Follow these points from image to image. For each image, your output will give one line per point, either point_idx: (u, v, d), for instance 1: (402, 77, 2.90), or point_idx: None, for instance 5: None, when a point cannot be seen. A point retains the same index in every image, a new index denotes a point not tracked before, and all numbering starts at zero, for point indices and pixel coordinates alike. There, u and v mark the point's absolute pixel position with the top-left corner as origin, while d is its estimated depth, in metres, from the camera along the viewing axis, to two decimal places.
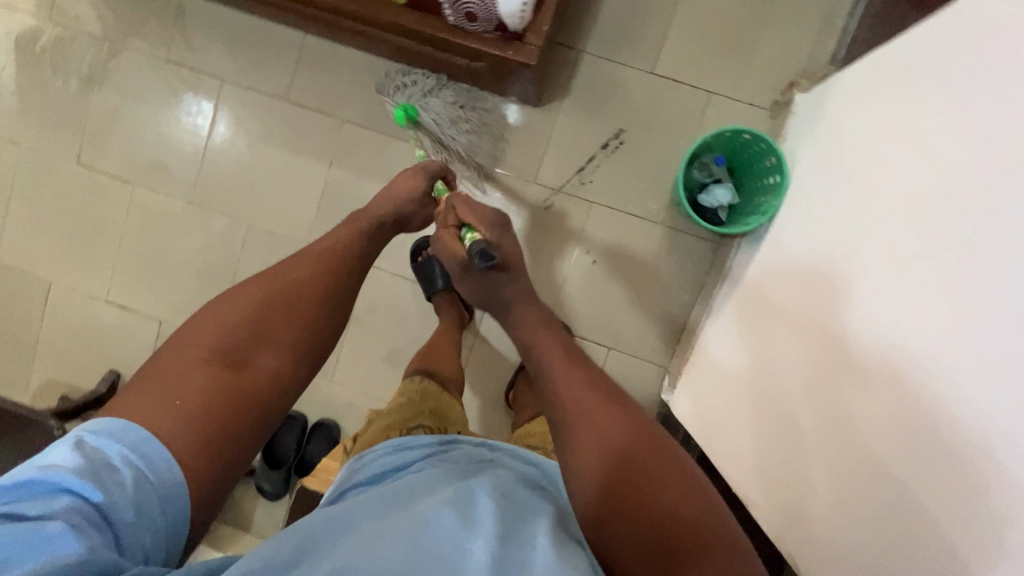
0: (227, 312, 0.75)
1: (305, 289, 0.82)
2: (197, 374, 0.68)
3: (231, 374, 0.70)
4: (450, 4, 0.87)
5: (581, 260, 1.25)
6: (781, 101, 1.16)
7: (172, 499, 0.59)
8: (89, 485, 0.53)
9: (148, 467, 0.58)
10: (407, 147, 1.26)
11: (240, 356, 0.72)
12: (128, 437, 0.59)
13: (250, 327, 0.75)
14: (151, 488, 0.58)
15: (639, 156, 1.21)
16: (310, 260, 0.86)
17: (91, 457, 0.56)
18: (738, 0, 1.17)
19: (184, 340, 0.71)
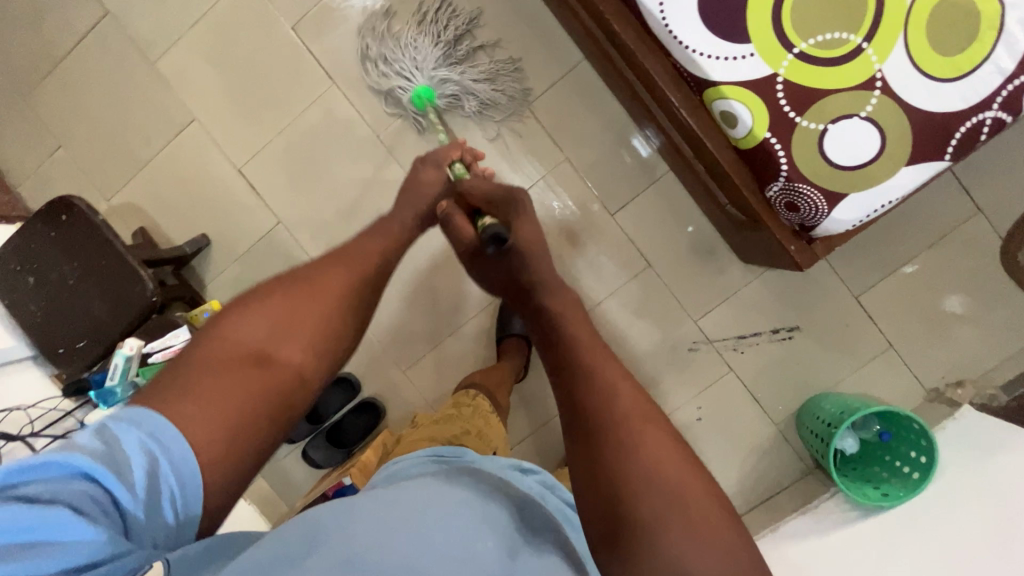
0: (261, 307, 0.63)
1: (344, 290, 0.69)
2: (230, 372, 0.55)
3: (259, 373, 0.57)
4: (781, 185, 0.83)
5: (689, 410, 1.23)
6: (942, 393, 1.17)
7: (187, 490, 0.49)
8: (102, 471, 0.45)
9: (171, 457, 0.48)
10: (605, 216, 1.20)
11: (272, 353, 0.59)
12: (141, 423, 0.49)
13: (279, 331, 0.61)
14: (171, 476, 0.48)
15: (797, 357, 1.20)
16: (348, 264, 0.74)
17: (103, 438, 0.47)
18: (967, 285, 1.16)
19: (214, 333, 0.59)
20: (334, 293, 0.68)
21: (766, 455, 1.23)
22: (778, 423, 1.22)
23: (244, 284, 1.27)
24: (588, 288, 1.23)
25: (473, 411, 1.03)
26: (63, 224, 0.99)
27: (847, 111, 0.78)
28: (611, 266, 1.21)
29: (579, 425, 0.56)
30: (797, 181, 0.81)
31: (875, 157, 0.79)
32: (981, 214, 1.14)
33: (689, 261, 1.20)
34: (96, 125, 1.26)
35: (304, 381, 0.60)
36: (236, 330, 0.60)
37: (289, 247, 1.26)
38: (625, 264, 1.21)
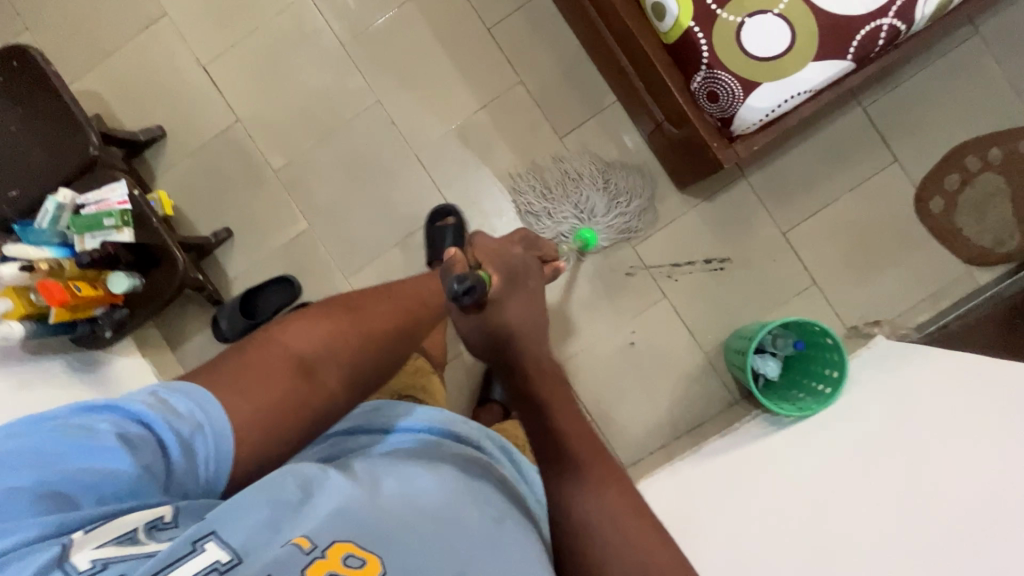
0: (319, 322, 0.65)
1: (398, 305, 0.73)
2: (277, 382, 0.59)
3: (300, 387, 0.60)
4: (704, 74, 0.90)
5: (623, 335, 1.27)
6: (860, 330, 1.22)
7: (218, 451, 0.53)
8: (149, 416, 0.51)
9: (209, 423, 0.53)
10: (555, 141, 1.26)
11: (317, 365, 0.62)
12: (191, 395, 0.54)
13: (333, 347, 0.64)
14: (204, 439, 0.53)
15: (727, 288, 1.25)
16: (393, 293, 0.74)
17: (157, 395, 0.53)
18: (885, 230, 1.24)
19: (273, 338, 0.63)
20: (380, 327, 0.69)
21: (694, 383, 1.26)
22: (707, 351, 1.26)
23: (195, 179, 1.28)
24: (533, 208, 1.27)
25: (408, 360, 1.07)
26: (12, 70, 1.00)
27: (762, 5, 0.86)
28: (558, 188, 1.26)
29: (558, 463, 0.60)
30: (717, 67, 0.88)
31: (787, 49, 0.86)
32: (898, 163, 1.24)
33: (630, 189, 1.25)
34: (67, 13, 1.28)
35: (331, 405, 0.62)
36: (293, 340, 0.63)
37: (245, 146, 1.28)
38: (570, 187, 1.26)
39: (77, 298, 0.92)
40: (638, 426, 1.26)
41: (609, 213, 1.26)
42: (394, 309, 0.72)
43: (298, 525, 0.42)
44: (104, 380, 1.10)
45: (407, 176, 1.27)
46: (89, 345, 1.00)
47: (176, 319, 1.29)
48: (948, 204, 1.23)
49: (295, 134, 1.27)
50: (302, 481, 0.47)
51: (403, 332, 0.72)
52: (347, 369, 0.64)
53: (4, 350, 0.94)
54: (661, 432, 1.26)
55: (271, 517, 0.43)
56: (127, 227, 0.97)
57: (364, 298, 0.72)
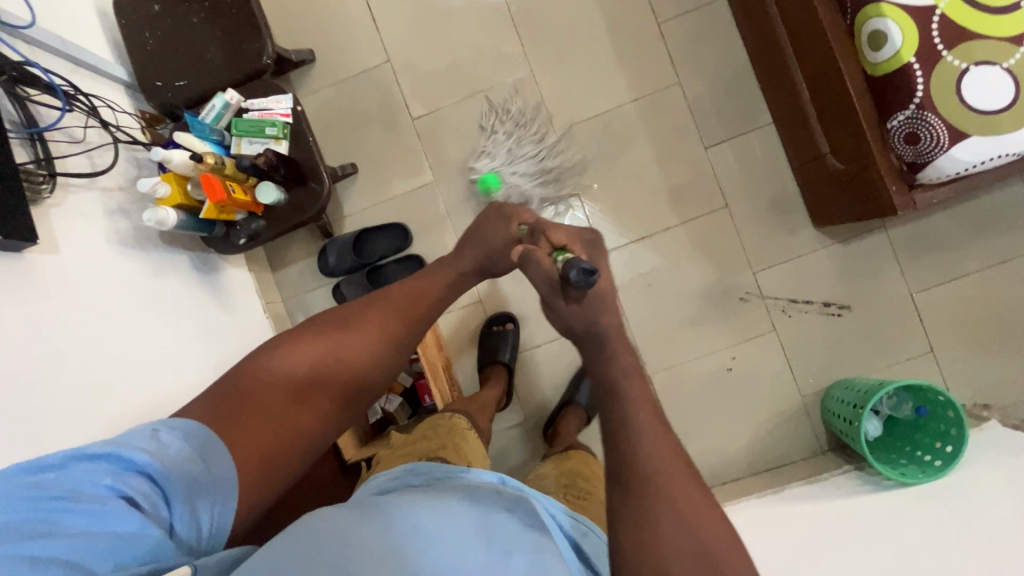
0: (309, 343, 0.67)
1: (380, 335, 0.72)
2: (277, 408, 0.62)
3: (298, 409, 0.64)
4: (908, 115, 0.86)
5: (722, 359, 1.23)
6: (969, 410, 1.17)
7: (220, 499, 0.54)
8: (162, 472, 0.52)
9: (209, 459, 0.55)
10: (699, 149, 1.23)
11: (312, 384, 0.65)
12: (190, 439, 0.55)
13: (323, 366, 0.67)
14: (208, 490, 0.54)
15: (840, 336, 1.21)
16: (389, 300, 0.76)
17: (157, 445, 0.53)
18: (1016, 314, 1.19)
19: (264, 361, 0.64)
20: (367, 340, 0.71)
21: (782, 424, 1.22)
22: (804, 395, 1.22)
23: (334, 109, 1.28)
24: (661, 212, 1.24)
25: (450, 430, 1.01)
26: None
27: (993, 57, 0.82)
28: (691, 197, 1.23)
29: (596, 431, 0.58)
30: (927, 110, 0.84)
31: (1008, 105, 0.82)
32: None
33: (765, 215, 1.22)
34: None
35: (327, 421, 0.66)
36: (288, 357, 0.65)
37: (391, 87, 1.27)
38: (702, 199, 1.23)
39: (229, 201, 0.91)
40: (715, 452, 1.23)
41: (736, 234, 1.23)
42: (387, 324, 0.73)
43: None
44: (217, 283, 1.10)
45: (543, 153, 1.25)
46: (218, 248, 1.00)
47: (282, 243, 1.29)
48: None
49: (442, 86, 1.26)
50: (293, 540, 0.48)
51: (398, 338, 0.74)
52: (334, 389, 0.67)
53: (145, 234, 0.93)
54: (738, 466, 1.23)
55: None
56: (284, 139, 0.98)
57: (358, 313, 0.73)
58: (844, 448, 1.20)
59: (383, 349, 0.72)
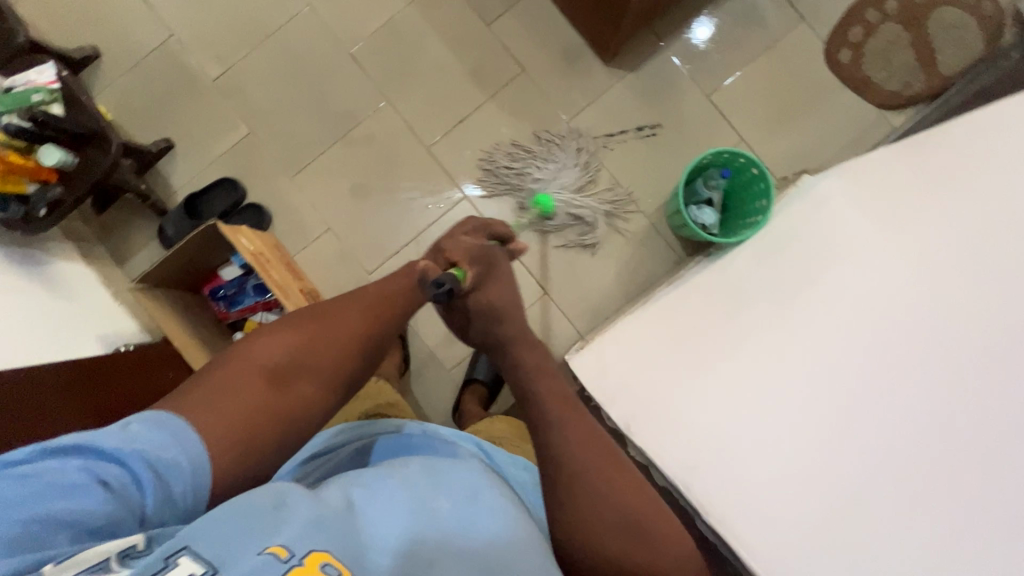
0: (286, 332, 0.68)
1: (358, 330, 0.72)
2: (254, 392, 0.61)
3: (276, 398, 0.63)
4: None
5: (567, 207, 1.30)
6: (789, 178, 1.28)
7: (198, 481, 0.53)
8: (130, 456, 0.49)
9: (183, 453, 0.53)
10: (483, 28, 1.31)
11: (289, 373, 0.65)
12: (169, 425, 0.54)
13: (297, 358, 0.66)
14: (183, 468, 0.52)
15: (662, 152, 1.30)
16: (358, 297, 0.75)
17: (133, 433, 0.51)
18: (799, 85, 1.31)
19: (241, 351, 0.65)
20: (349, 330, 0.71)
21: (639, 247, 1.30)
22: (649, 215, 1.30)
23: (133, 93, 1.29)
24: (469, 94, 1.31)
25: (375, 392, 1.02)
26: None
27: None
28: (491, 72, 1.31)
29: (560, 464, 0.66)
30: None
31: None
32: (805, 23, 1.32)
33: (559, 67, 1.31)
34: None
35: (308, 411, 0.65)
36: (261, 350, 0.65)
37: (182, 58, 1.30)
38: (500, 71, 1.31)
39: None
40: (590, 294, 1.29)
41: (542, 93, 1.31)
42: (365, 312, 0.74)
43: (277, 530, 0.45)
44: (48, 273, 1.09)
45: (345, 75, 1.31)
46: (22, 229, 0.99)
47: (121, 236, 1.29)
48: (855, 54, 1.31)
49: (232, 43, 1.31)
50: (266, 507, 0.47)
51: (382, 331, 0.74)
52: (319, 377, 0.68)
53: None
54: (614, 298, 1.29)
55: (253, 521, 0.45)
56: (56, 103, 0.99)
57: (335, 304, 0.73)
58: (697, 249, 1.27)
59: (358, 342, 0.72)
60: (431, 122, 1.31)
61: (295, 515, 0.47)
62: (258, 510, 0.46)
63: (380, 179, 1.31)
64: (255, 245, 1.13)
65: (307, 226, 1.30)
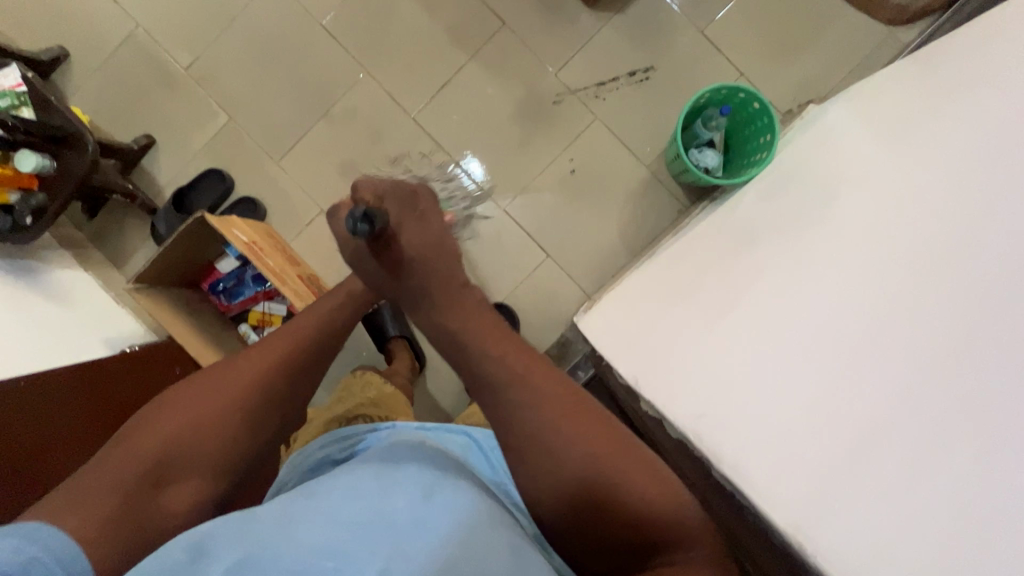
0: (174, 409, 0.61)
1: (246, 401, 0.63)
2: (121, 491, 0.56)
3: (145, 497, 0.57)
4: None
5: (562, 164, 1.26)
6: (794, 112, 1.21)
7: (71, 571, 0.50)
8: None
9: (42, 547, 0.49)
10: None
11: (166, 473, 0.58)
12: (19, 535, 0.49)
13: (178, 444, 0.59)
14: (48, 564, 0.49)
15: (657, 96, 1.24)
16: (266, 352, 0.66)
17: None
18: (799, 8, 1.23)
19: (122, 447, 0.59)
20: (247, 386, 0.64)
21: (641, 199, 1.25)
22: (648, 164, 1.25)
23: (106, 91, 1.26)
24: (450, 56, 1.25)
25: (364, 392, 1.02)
26: None
27: None
28: (470, 30, 1.25)
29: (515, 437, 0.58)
30: None
31: None
32: None
33: (541, 17, 1.24)
34: None
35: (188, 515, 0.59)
36: (140, 445, 0.59)
37: (151, 49, 1.26)
38: (479, 27, 1.25)
39: None
40: (593, 252, 1.26)
41: (526, 45, 1.24)
42: (262, 373, 0.65)
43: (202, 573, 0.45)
44: (47, 281, 1.09)
45: (319, 49, 1.26)
46: (12, 240, 0.97)
47: (116, 238, 1.28)
48: None
49: (200, 28, 1.26)
50: (193, 542, 0.48)
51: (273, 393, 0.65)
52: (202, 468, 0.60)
53: None
54: (619, 255, 1.26)
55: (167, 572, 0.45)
56: (26, 107, 0.96)
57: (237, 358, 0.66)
58: (701, 196, 1.22)
59: (246, 424, 0.63)
60: (413, 90, 1.26)
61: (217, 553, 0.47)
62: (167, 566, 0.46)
63: (368, 154, 1.27)
64: (246, 234, 1.11)
65: (299, 210, 1.27)
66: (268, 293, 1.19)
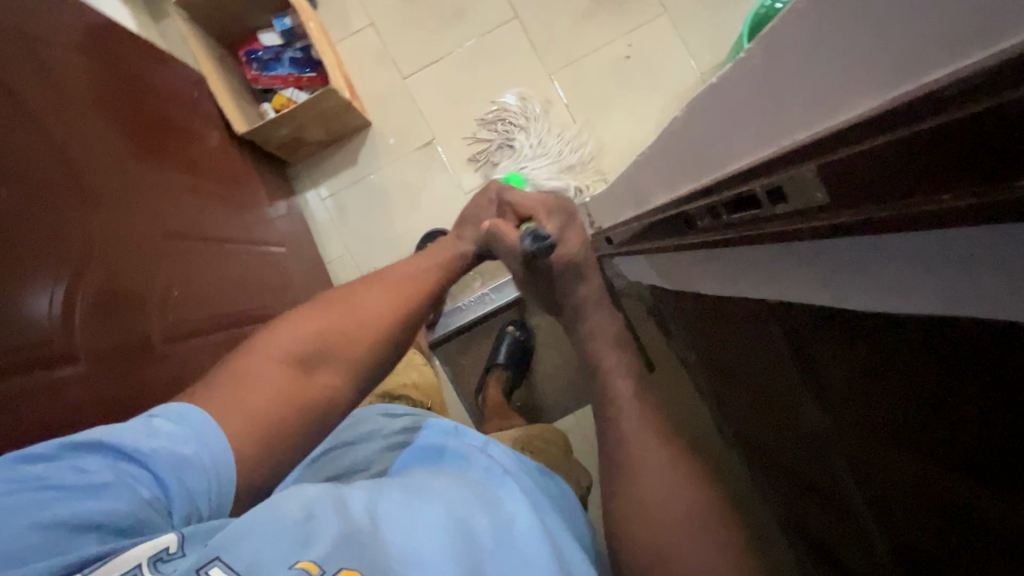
0: (301, 321, 0.64)
1: (383, 319, 0.68)
2: (266, 387, 0.56)
3: (301, 382, 0.59)
4: None
5: (619, 48, 1.25)
6: None
7: (221, 474, 0.49)
8: (151, 455, 0.46)
9: (204, 450, 0.49)
10: None
11: (310, 362, 0.61)
12: (188, 421, 0.49)
13: (323, 339, 0.63)
14: (203, 460, 0.48)
15: (730, 6, 1.23)
16: (385, 279, 0.73)
17: (151, 431, 0.47)
18: None
19: (261, 341, 0.61)
20: (378, 310, 0.69)
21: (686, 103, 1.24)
22: (703, 71, 1.24)
23: None
24: None
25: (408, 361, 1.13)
26: None
27: None
28: None
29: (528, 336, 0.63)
30: None
31: None
32: None
33: None
34: None
35: (329, 401, 0.61)
36: (278, 338, 0.61)
37: None
38: None
39: None
40: (622, 140, 1.25)
41: None
42: (392, 301, 0.70)
43: (309, 543, 0.42)
44: None
45: None
46: None
47: None
48: None
49: None
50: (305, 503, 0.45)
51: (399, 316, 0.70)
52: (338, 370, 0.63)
53: None
54: None
55: (281, 535, 0.42)
56: None
57: (353, 288, 0.71)
58: None
59: (376, 334, 0.67)
60: None
61: (325, 527, 0.44)
62: (284, 524, 0.43)
63: None
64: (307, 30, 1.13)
65: (352, 19, 1.28)
66: (301, 79, 1.18)
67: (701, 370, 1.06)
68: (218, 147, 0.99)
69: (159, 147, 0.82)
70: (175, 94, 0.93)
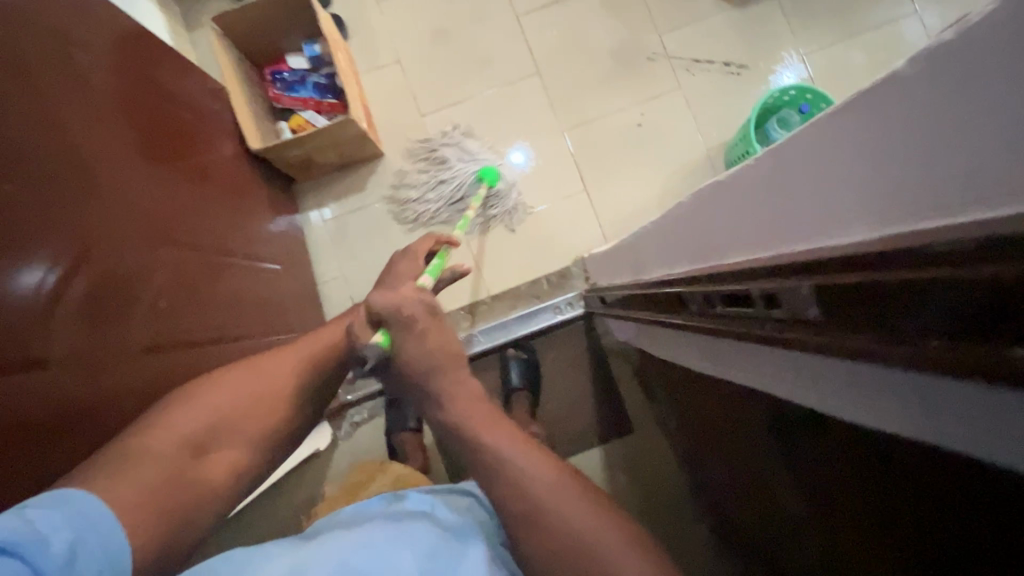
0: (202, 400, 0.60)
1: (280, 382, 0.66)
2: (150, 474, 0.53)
3: (197, 460, 0.57)
4: None
5: (631, 116, 1.30)
6: None
7: (113, 558, 0.48)
8: (31, 545, 0.44)
9: (97, 533, 0.48)
10: None
11: (210, 440, 0.59)
12: (73, 505, 0.48)
13: (206, 423, 0.59)
14: (93, 545, 0.47)
15: (740, 92, 1.29)
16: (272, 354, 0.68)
17: (31, 520, 0.45)
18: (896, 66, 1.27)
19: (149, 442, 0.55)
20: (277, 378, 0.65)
21: (689, 174, 1.28)
22: (709, 148, 1.28)
23: None
24: None
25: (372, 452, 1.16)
26: None
27: None
28: None
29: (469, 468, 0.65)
30: None
31: None
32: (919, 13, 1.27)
33: None
34: None
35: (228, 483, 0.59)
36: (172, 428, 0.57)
37: None
38: None
39: None
40: (625, 203, 1.28)
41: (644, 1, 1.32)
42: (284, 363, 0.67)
43: None
44: None
45: None
46: None
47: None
48: None
49: None
50: None
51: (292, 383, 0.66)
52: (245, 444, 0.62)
53: None
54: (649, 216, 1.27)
55: None
56: None
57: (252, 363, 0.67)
58: None
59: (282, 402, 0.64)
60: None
61: None
62: None
63: (467, 30, 1.32)
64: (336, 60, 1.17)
65: (380, 53, 1.32)
66: (321, 104, 1.21)
67: (683, 440, 1.04)
68: (228, 159, 0.99)
69: (170, 152, 0.83)
70: (194, 105, 0.94)
